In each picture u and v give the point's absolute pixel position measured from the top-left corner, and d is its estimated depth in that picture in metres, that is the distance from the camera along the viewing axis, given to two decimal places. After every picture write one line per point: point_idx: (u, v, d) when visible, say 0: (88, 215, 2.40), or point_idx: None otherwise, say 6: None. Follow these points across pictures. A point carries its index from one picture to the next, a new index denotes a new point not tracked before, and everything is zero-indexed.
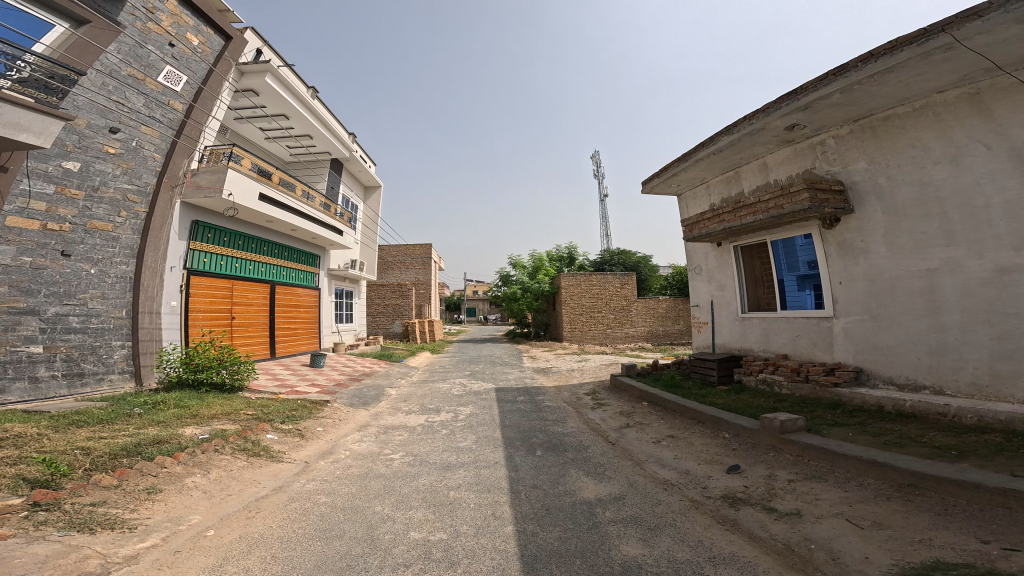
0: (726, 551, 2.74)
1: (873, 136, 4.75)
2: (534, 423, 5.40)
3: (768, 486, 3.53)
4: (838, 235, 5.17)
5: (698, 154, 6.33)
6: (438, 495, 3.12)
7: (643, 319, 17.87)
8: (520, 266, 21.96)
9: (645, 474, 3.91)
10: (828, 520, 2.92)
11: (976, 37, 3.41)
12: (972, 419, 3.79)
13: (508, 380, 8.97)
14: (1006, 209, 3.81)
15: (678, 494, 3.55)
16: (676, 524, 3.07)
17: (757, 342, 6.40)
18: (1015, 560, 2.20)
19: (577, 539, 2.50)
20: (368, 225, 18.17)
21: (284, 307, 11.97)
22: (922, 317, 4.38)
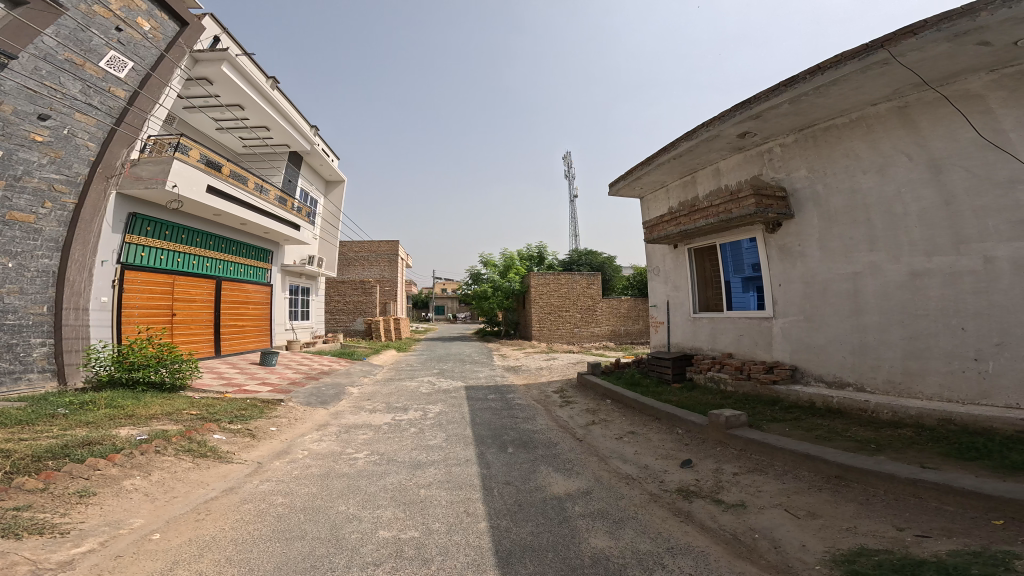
0: (682, 541, 2.87)
1: (814, 145, 5.20)
2: (504, 421, 5.37)
3: (717, 480, 3.75)
4: (779, 239, 5.62)
5: (660, 158, 6.64)
6: (407, 493, 3.02)
7: (608, 318, 18.41)
8: (490, 265, 21.90)
9: (610, 469, 4.01)
10: (769, 511, 3.15)
11: (903, 59, 3.81)
12: (888, 413, 4.23)
13: (477, 379, 8.88)
14: (921, 217, 4.28)
15: (639, 488, 3.67)
16: (639, 517, 3.17)
17: (706, 342, 6.79)
18: (925, 545, 2.47)
19: (549, 534, 2.51)
20: (330, 221, 17.39)
21: (231, 304, 11.13)
22: (849, 317, 4.83)
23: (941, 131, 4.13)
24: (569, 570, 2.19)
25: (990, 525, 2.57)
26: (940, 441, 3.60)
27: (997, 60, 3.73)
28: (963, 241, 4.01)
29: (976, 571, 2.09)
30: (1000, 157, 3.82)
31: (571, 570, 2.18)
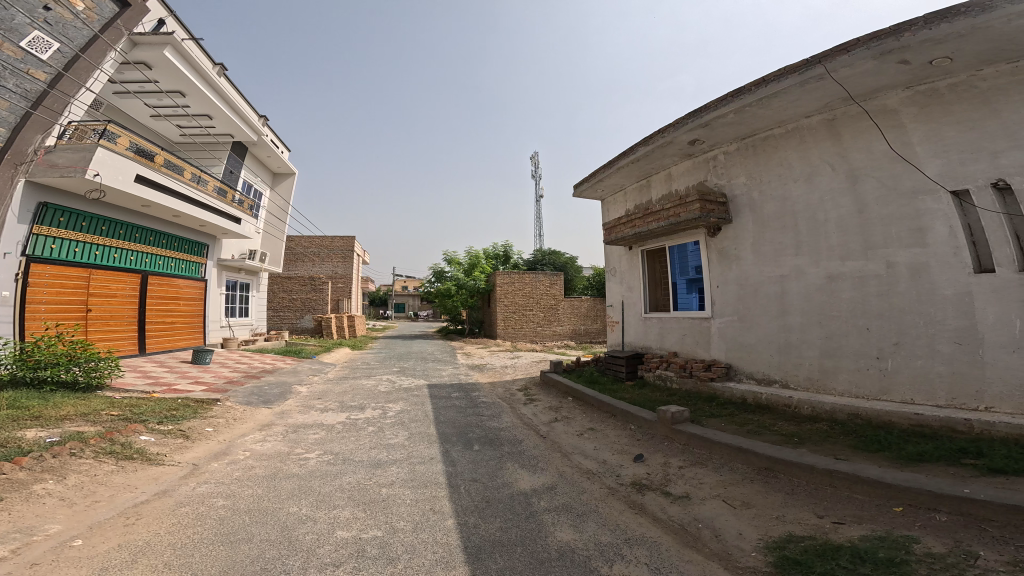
0: (637, 532, 2.98)
1: (753, 153, 5.63)
2: (469, 419, 5.27)
3: (665, 473, 3.94)
4: (719, 243, 6.04)
5: (620, 162, 6.93)
6: (367, 492, 2.86)
7: (569, 317, 18.82)
8: (455, 263, 21.71)
9: (573, 465, 4.07)
10: (710, 501, 3.37)
11: (836, 74, 4.17)
12: (808, 408, 4.70)
13: (439, 377, 8.67)
14: (838, 223, 4.76)
15: (598, 482, 3.77)
16: (599, 510, 3.25)
17: (655, 340, 7.16)
18: (840, 530, 2.76)
19: (518, 529, 2.49)
20: (276, 214, 16.22)
21: (160, 300, 10.01)
22: (777, 317, 5.30)
23: (858, 144, 4.59)
24: (536, 564, 2.18)
25: (892, 511, 2.92)
26: (849, 434, 4.05)
27: (913, 78, 4.12)
28: (871, 248, 4.50)
29: (883, 554, 2.36)
30: (905, 169, 4.27)
31: (539, 564, 2.17)
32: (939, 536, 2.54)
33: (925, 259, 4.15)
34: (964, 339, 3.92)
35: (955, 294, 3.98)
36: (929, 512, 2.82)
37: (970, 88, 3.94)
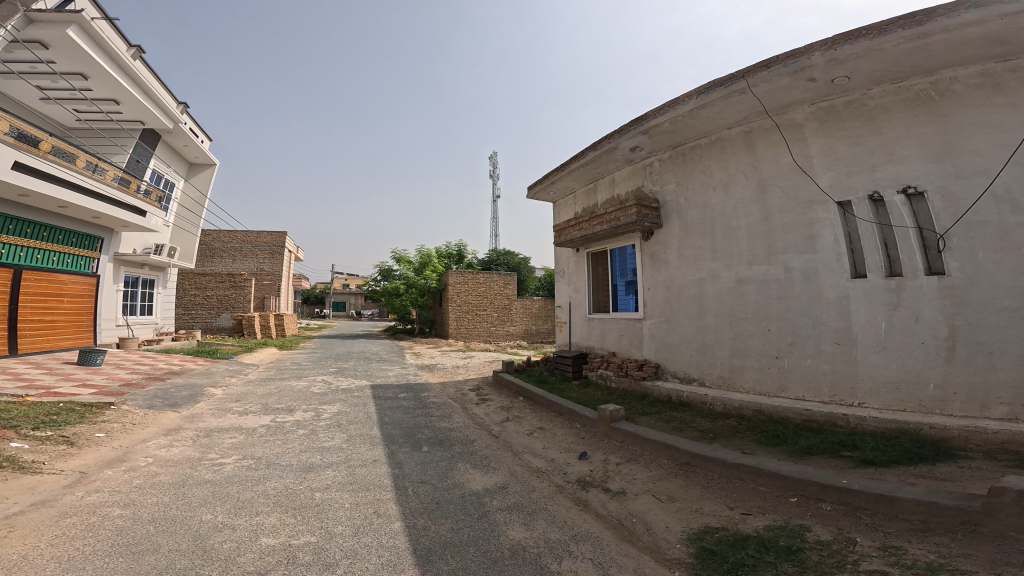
0: (583, 528, 2.98)
1: (681, 160, 5.88)
2: (418, 420, 5.02)
3: (605, 469, 4.04)
4: (650, 247, 6.28)
5: (571, 166, 7.16)
6: (298, 497, 2.78)
7: (522, 317, 18.98)
8: (404, 261, 20.90)
9: (523, 464, 4.04)
10: (642, 496, 3.50)
11: (756, 89, 4.46)
12: (721, 405, 5.07)
13: (384, 377, 8.19)
14: (749, 229, 5.10)
15: (547, 480, 3.76)
16: (548, 507, 3.22)
17: (597, 341, 7.43)
18: (749, 521, 3.00)
19: (470, 530, 2.47)
20: (191, 205, 14.36)
21: (37, 298, 8.60)
22: (696, 318, 5.63)
23: (766, 158, 4.97)
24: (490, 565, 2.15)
25: (788, 502, 3.20)
26: (756, 430, 4.43)
27: (819, 94, 4.48)
28: (773, 253, 4.91)
29: (784, 542, 2.63)
30: (804, 180, 4.68)
31: (493, 563, 2.17)
32: (826, 525, 2.85)
33: (815, 264, 4.60)
34: (843, 339, 4.39)
35: (837, 298, 4.44)
36: (817, 501, 3.12)
37: (862, 104, 4.32)
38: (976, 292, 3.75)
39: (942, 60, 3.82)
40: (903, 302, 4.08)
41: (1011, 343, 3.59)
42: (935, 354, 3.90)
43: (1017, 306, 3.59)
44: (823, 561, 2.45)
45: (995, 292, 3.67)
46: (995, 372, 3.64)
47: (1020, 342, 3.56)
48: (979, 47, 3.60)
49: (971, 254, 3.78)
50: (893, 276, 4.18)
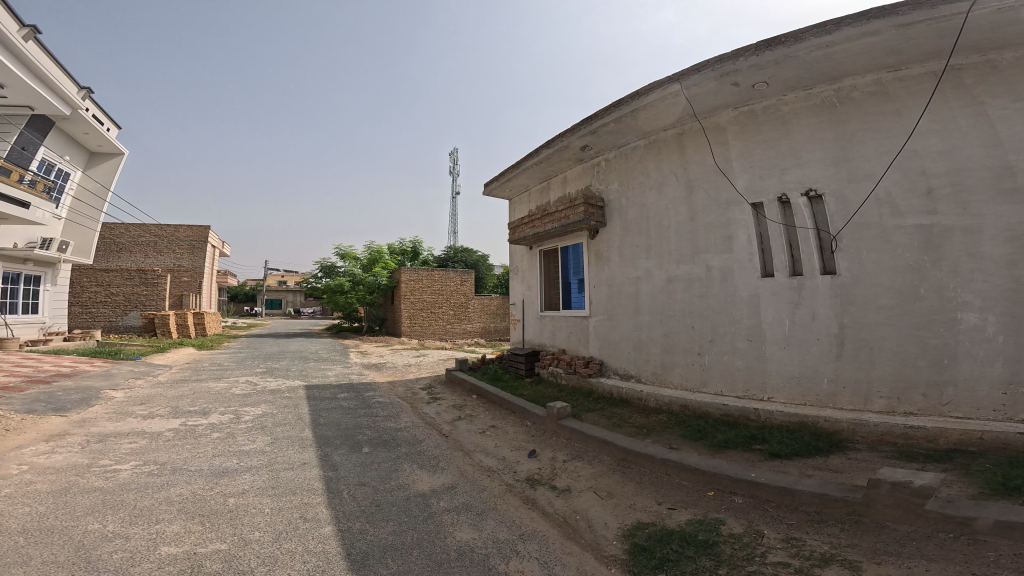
0: (531, 527, 2.91)
1: (624, 160, 6.03)
2: (360, 420, 4.79)
3: (552, 467, 4.02)
4: (596, 246, 6.45)
5: (526, 163, 7.23)
6: (208, 503, 2.66)
7: (480, 316, 18.65)
8: (350, 258, 19.87)
9: (473, 463, 3.93)
10: (584, 493, 3.52)
11: (687, 92, 4.59)
12: (654, 401, 5.29)
13: (323, 377, 7.68)
14: (677, 229, 5.32)
15: (497, 480, 3.65)
16: (498, 507, 3.11)
17: (549, 338, 7.49)
18: (674, 516, 3.13)
19: (413, 531, 2.46)
20: (91, 196, 12.59)
21: None
22: (633, 315, 5.86)
23: (692, 163, 5.18)
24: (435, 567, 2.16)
25: (705, 496, 3.37)
26: (683, 425, 4.68)
27: (740, 98, 4.66)
28: (696, 253, 5.14)
29: (702, 536, 2.78)
30: (723, 181, 4.92)
31: (437, 566, 2.17)
32: (738, 518, 3.03)
33: (731, 264, 4.85)
34: (755, 337, 4.68)
35: (749, 297, 4.73)
36: (730, 495, 3.30)
37: (776, 109, 4.54)
38: (861, 291, 4.08)
39: (843, 69, 4.06)
40: (803, 301, 4.40)
41: (888, 340, 3.95)
42: (828, 350, 4.23)
43: (894, 305, 3.94)
44: (734, 554, 2.61)
45: (877, 292, 4.01)
46: (875, 367, 3.99)
47: (895, 339, 3.92)
48: (874, 58, 3.84)
49: (857, 256, 4.11)
50: (796, 275, 4.48)
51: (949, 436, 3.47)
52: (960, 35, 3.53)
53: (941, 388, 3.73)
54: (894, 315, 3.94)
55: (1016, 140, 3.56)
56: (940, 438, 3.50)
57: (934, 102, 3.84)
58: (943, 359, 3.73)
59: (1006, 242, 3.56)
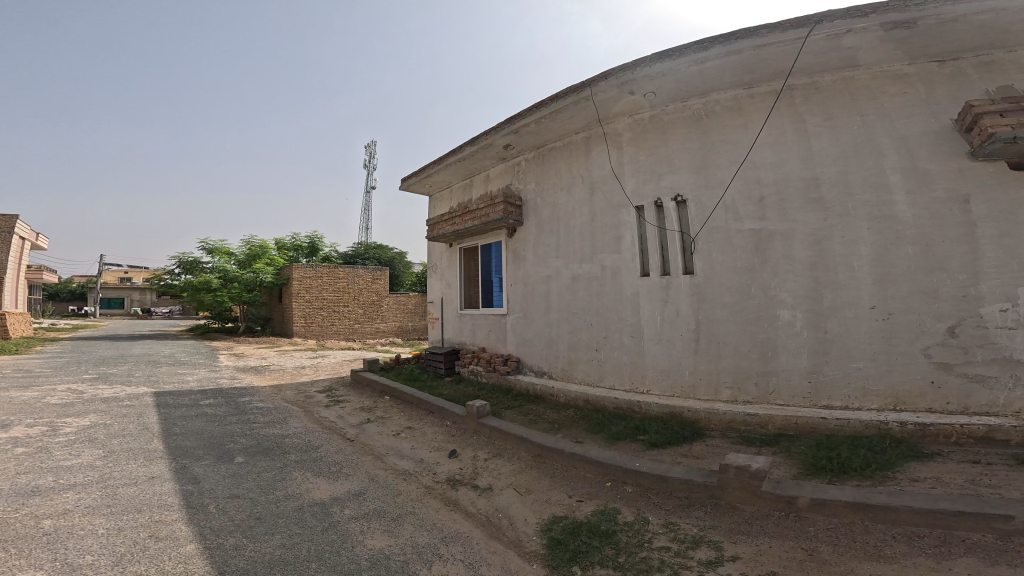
0: (455, 529, 2.69)
1: (542, 161, 6.28)
2: (234, 428, 4.37)
3: (474, 466, 3.79)
4: (514, 244, 6.57)
5: (449, 159, 7.12)
6: (14, 530, 2.30)
7: (393, 315, 18.15)
8: (222, 253, 17.12)
9: (385, 466, 3.66)
10: (506, 490, 3.37)
11: (597, 98, 4.95)
12: (563, 396, 5.44)
13: (178, 383, 6.52)
14: (581, 229, 5.69)
15: (414, 482, 3.38)
16: (417, 510, 2.89)
17: (467, 337, 7.33)
18: (582, 507, 3.17)
19: (311, 543, 2.32)
20: None
21: None
22: (545, 312, 6.03)
23: (594, 168, 5.60)
24: None
25: (603, 487, 3.47)
26: (587, 419, 4.87)
27: (633, 108, 5.09)
28: (595, 253, 5.54)
29: (605, 526, 2.86)
30: (616, 186, 5.37)
31: None
32: (629, 506, 3.18)
33: (620, 263, 5.30)
34: (636, 333, 5.13)
35: (632, 295, 5.18)
36: (622, 484, 3.45)
37: (660, 118, 5.00)
38: (710, 290, 4.64)
39: (709, 84, 4.55)
40: (670, 299, 4.89)
41: (730, 335, 4.53)
42: (688, 345, 4.75)
43: (734, 303, 4.52)
44: (628, 541, 2.74)
45: (721, 291, 4.58)
46: (721, 359, 4.56)
47: (735, 334, 4.50)
48: (732, 75, 4.36)
49: (708, 257, 4.65)
50: (665, 275, 4.95)
51: (775, 422, 4.08)
52: (798, 58, 4.08)
53: (767, 377, 4.34)
54: (734, 312, 4.52)
55: (824, 155, 4.22)
56: (769, 424, 4.10)
57: (771, 117, 4.42)
58: (768, 352, 4.34)
59: (811, 245, 4.22)
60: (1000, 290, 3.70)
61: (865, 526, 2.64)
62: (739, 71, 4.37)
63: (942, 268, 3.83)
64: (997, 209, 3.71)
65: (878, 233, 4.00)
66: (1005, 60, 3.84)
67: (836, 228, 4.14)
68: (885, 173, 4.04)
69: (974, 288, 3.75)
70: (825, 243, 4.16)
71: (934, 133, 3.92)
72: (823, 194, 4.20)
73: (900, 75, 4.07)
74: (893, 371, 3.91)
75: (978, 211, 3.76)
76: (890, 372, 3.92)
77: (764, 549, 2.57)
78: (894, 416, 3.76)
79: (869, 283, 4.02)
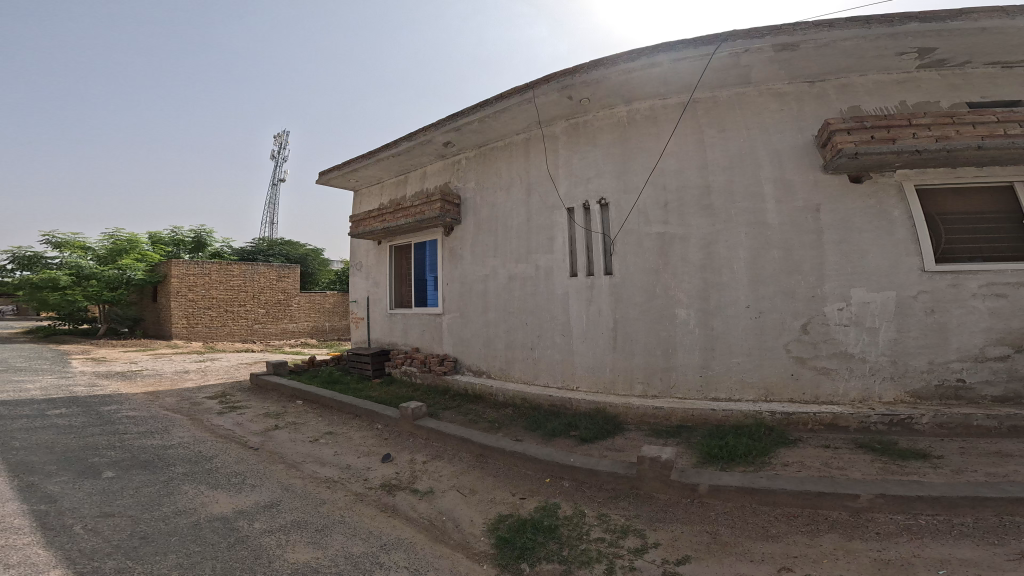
0: (394, 535, 2.59)
1: (483, 160, 6.30)
2: (98, 441, 3.73)
3: (413, 469, 3.57)
4: (451, 242, 6.50)
5: (381, 154, 6.81)
6: None
7: (304, 315, 17.07)
8: (75, 247, 14.17)
9: (303, 475, 3.35)
10: (449, 492, 3.21)
11: (538, 101, 5.12)
12: (502, 396, 5.39)
13: (10, 391, 5.29)
14: (519, 229, 5.80)
15: (342, 490, 3.15)
16: (346, 519, 2.73)
17: (399, 336, 7.11)
18: (526, 504, 3.11)
19: (215, 562, 2.12)
20: None
21: None
22: (483, 311, 5.99)
23: (533, 169, 5.78)
24: None
25: (543, 483, 3.45)
26: (525, 416, 4.87)
27: (571, 112, 5.36)
28: (530, 253, 5.67)
29: (547, 522, 2.83)
30: (551, 188, 5.59)
31: None
32: (568, 500, 3.20)
33: (552, 263, 5.48)
34: (566, 332, 5.31)
35: (562, 295, 5.37)
36: (560, 479, 3.47)
37: (592, 123, 5.34)
38: (625, 290, 5.00)
39: (635, 93, 4.94)
40: (594, 298, 5.17)
41: (640, 334, 4.90)
42: (608, 343, 5.05)
43: (643, 302, 4.91)
44: (569, 534, 2.75)
45: (635, 291, 4.95)
46: (633, 356, 4.92)
47: (644, 332, 4.89)
48: (654, 86, 4.76)
49: (624, 259, 5.02)
50: (590, 275, 5.23)
51: (676, 415, 4.47)
52: (704, 74, 4.55)
53: (669, 372, 4.76)
54: (645, 311, 4.90)
55: (716, 164, 4.73)
56: (671, 417, 4.48)
57: (679, 126, 4.90)
58: (669, 349, 4.77)
59: (702, 249, 4.71)
60: (838, 291, 4.34)
61: (753, 508, 2.96)
62: (659, 83, 4.79)
63: (798, 271, 4.43)
64: (838, 217, 4.38)
65: (752, 238, 4.56)
66: (856, 84, 4.51)
67: (721, 233, 4.66)
68: (761, 182, 4.60)
69: (819, 288, 4.38)
70: (713, 247, 4.67)
71: (800, 147, 4.52)
72: (712, 201, 4.71)
73: (779, 93, 4.65)
74: (763, 365, 4.48)
75: (826, 219, 4.41)
76: (760, 365, 4.49)
77: (678, 533, 2.74)
78: (766, 406, 4.31)
79: (745, 285, 4.56)
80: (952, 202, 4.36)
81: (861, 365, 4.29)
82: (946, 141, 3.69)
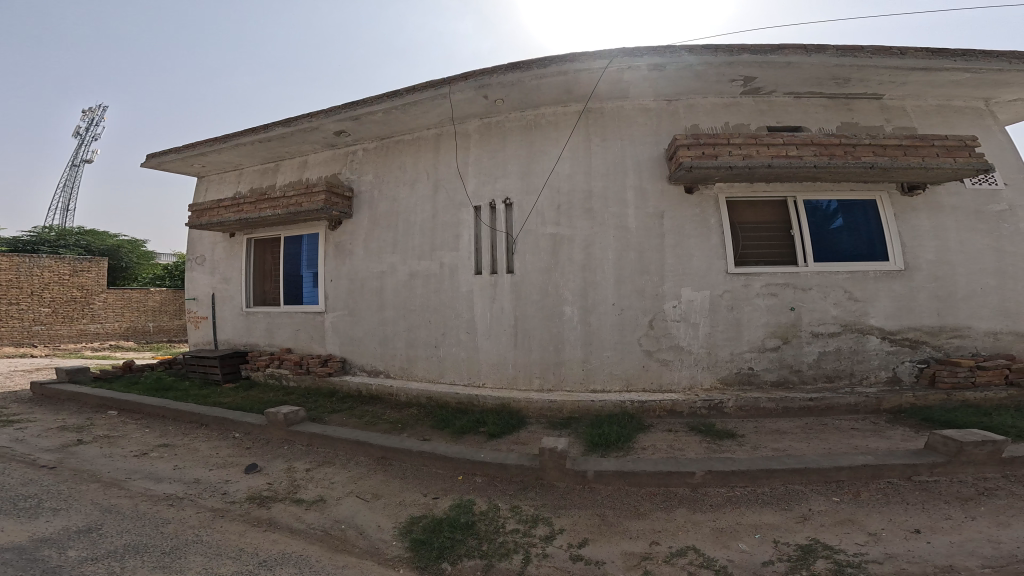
0: (275, 550, 2.27)
1: (385, 152, 5.95)
2: None
3: (292, 478, 3.11)
4: (337, 237, 5.92)
5: (243, 139, 5.83)
6: None
7: (115, 316, 13.31)
8: None
9: (129, 494, 2.78)
10: (345, 499, 2.87)
11: (453, 97, 5.11)
12: (404, 396, 5.10)
13: None
14: (421, 226, 5.62)
15: (193, 507, 2.67)
16: (202, 536, 2.36)
17: (262, 338, 6.15)
18: (439, 504, 2.94)
19: None
20: None
21: None
22: (377, 310, 5.59)
23: (439, 163, 5.70)
24: None
25: (456, 481, 3.32)
26: (432, 416, 4.66)
27: (484, 112, 5.50)
28: (434, 250, 5.53)
29: (462, 519, 2.73)
30: (457, 186, 5.59)
31: None
32: (482, 496, 3.14)
33: (457, 261, 5.44)
34: (470, 329, 5.30)
35: (466, 293, 5.36)
36: (472, 476, 3.38)
37: (502, 124, 5.59)
38: (524, 287, 5.26)
39: (540, 100, 5.36)
40: (496, 296, 5.30)
41: (536, 329, 5.20)
42: (509, 340, 5.22)
43: (538, 300, 5.24)
44: (486, 529, 2.70)
45: (531, 289, 5.25)
46: (529, 351, 5.18)
47: (538, 328, 5.20)
48: (557, 92, 5.23)
49: (523, 258, 5.30)
50: (493, 274, 5.36)
51: (566, 407, 4.83)
52: (596, 85, 5.19)
53: (559, 366, 5.15)
54: (541, 309, 5.23)
55: (596, 171, 5.41)
56: (562, 410, 4.83)
57: (572, 135, 5.48)
58: (559, 344, 5.16)
59: (583, 250, 5.28)
60: (674, 290, 5.28)
61: (626, 490, 3.31)
62: (561, 90, 5.28)
63: (647, 272, 5.28)
64: (676, 224, 5.37)
65: (617, 241, 5.30)
66: (699, 104, 5.59)
67: (597, 234, 5.30)
68: (626, 189, 5.40)
69: (661, 288, 5.27)
70: (591, 248, 5.28)
71: (655, 157, 5.43)
72: (592, 205, 5.35)
73: (645, 110, 5.55)
74: (624, 359, 5.17)
75: (668, 224, 5.36)
76: (622, 359, 5.17)
77: (576, 518, 2.94)
78: (628, 397, 4.98)
79: (612, 286, 5.24)
80: (745, 213, 5.66)
81: (689, 357, 5.26)
82: (749, 160, 4.87)
